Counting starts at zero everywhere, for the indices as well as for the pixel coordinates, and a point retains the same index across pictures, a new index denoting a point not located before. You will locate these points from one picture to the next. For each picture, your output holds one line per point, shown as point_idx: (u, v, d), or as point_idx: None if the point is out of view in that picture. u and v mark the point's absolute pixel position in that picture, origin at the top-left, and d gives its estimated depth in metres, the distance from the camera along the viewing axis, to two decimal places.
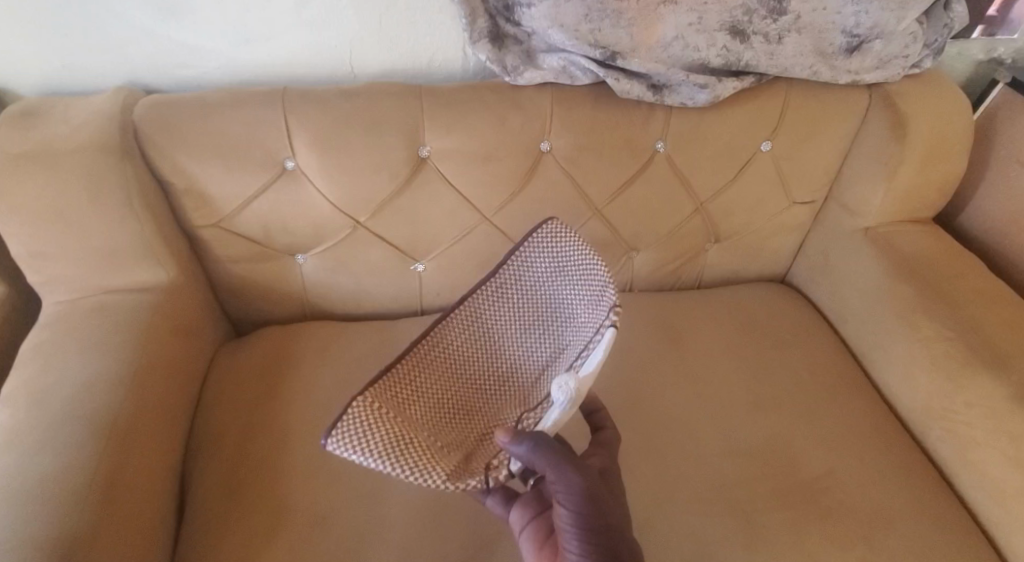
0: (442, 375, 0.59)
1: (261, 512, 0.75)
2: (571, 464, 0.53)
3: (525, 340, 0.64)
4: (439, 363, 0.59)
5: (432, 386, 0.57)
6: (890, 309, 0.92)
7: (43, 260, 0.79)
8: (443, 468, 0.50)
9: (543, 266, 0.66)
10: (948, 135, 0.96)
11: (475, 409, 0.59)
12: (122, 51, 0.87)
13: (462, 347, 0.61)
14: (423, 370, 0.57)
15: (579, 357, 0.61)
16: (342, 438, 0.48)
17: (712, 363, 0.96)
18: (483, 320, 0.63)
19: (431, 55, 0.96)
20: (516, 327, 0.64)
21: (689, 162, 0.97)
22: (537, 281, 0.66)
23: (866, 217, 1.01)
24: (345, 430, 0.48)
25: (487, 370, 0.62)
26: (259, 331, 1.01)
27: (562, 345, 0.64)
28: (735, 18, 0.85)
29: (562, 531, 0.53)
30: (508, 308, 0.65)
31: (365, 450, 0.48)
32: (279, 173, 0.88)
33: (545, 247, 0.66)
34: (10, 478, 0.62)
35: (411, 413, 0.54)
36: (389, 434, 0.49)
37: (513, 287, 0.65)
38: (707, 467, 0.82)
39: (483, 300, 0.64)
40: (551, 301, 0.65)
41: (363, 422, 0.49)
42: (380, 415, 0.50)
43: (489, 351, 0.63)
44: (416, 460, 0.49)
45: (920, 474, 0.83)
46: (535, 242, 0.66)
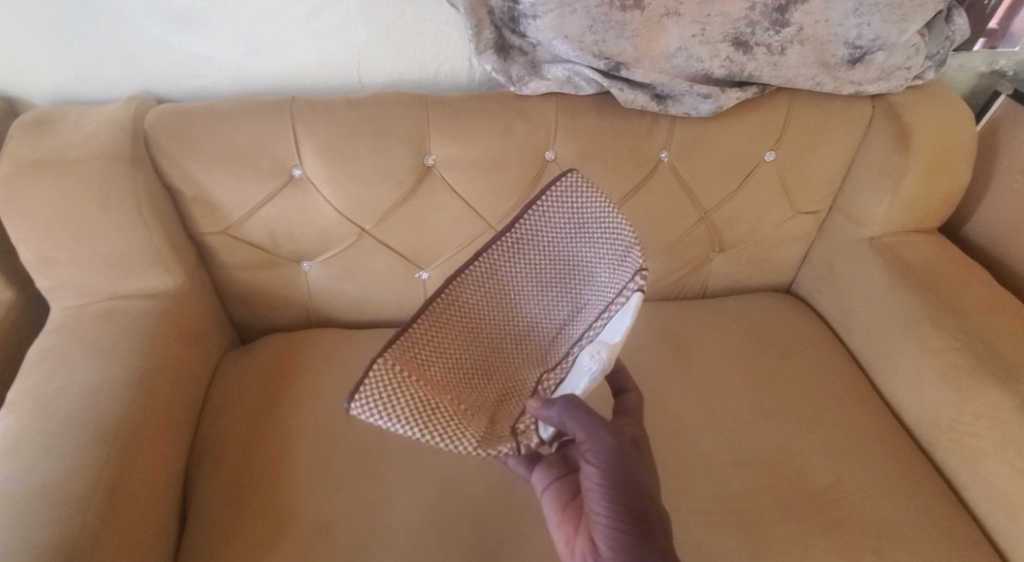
0: (460, 334, 0.59)
1: (265, 518, 0.75)
2: (602, 424, 0.56)
3: (544, 298, 0.64)
4: (457, 320, 0.59)
5: (452, 345, 0.57)
6: (896, 319, 0.92)
7: (51, 265, 0.80)
8: (469, 432, 0.52)
9: (562, 222, 0.64)
10: (952, 146, 0.96)
11: (494, 368, 0.60)
12: (135, 61, 0.88)
13: (480, 304, 0.61)
14: (442, 329, 0.57)
15: (601, 319, 0.61)
16: (365, 404, 0.49)
17: (716, 372, 0.95)
18: (501, 276, 0.62)
19: (437, 66, 0.98)
20: (534, 284, 0.64)
21: (694, 172, 0.97)
22: (557, 237, 0.64)
23: (871, 227, 1.02)
24: (369, 396, 0.50)
25: (505, 328, 0.62)
26: (264, 338, 1.02)
27: (580, 305, 0.64)
28: (738, 30, 0.85)
29: (590, 490, 0.55)
30: (527, 266, 0.63)
31: (390, 416, 0.50)
32: (286, 181, 0.88)
33: (566, 203, 0.64)
34: (14, 482, 0.62)
35: (433, 373, 0.54)
36: (413, 399, 0.51)
37: (534, 242, 0.63)
38: (712, 476, 0.81)
39: (501, 255, 0.62)
40: (570, 260, 0.65)
41: (387, 389, 0.50)
42: (403, 378, 0.51)
43: (506, 308, 0.62)
44: (440, 424, 0.51)
45: (927, 485, 0.82)
46: (556, 197, 0.64)
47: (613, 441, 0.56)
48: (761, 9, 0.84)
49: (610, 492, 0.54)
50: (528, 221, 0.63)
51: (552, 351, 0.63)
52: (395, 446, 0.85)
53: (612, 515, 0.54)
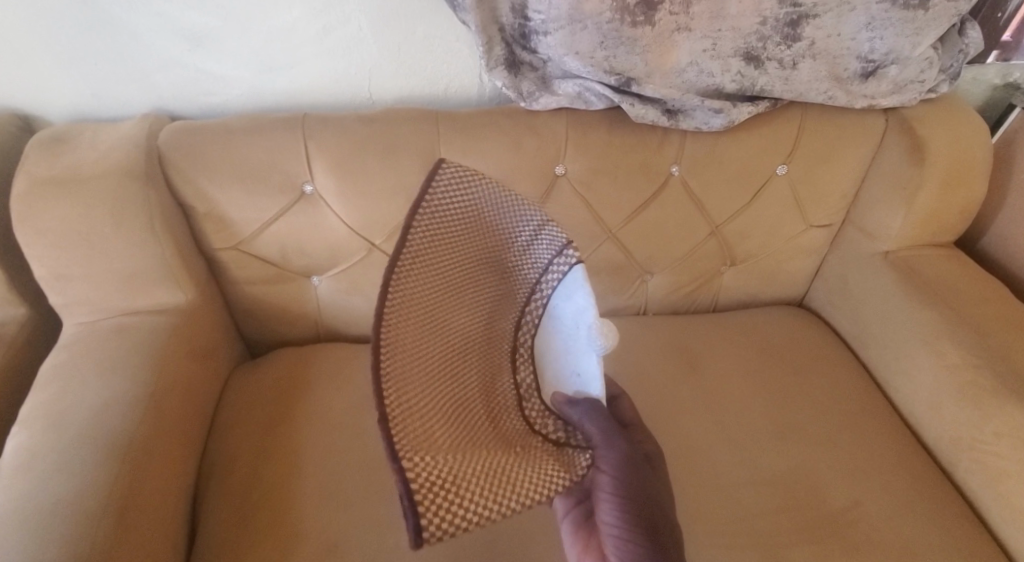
0: (426, 383, 0.43)
1: (275, 538, 0.75)
2: (617, 433, 0.59)
3: (474, 293, 0.54)
4: (418, 363, 0.43)
5: (430, 395, 0.43)
6: (913, 335, 0.91)
7: (65, 282, 0.80)
8: (537, 475, 0.45)
9: (458, 206, 0.53)
10: (967, 159, 0.95)
11: (468, 399, 0.49)
12: (149, 80, 0.89)
13: (421, 329, 0.45)
14: (410, 381, 0.42)
15: (538, 302, 0.60)
16: (438, 527, 0.36)
17: (729, 389, 0.94)
18: (423, 283, 0.47)
19: (448, 82, 0.98)
20: (462, 282, 0.53)
21: (705, 185, 0.97)
22: (463, 227, 0.53)
23: (885, 241, 1.00)
24: (433, 515, 0.36)
25: (451, 343, 0.49)
26: (274, 353, 1.02)
27: (510, 291, 0.59)
28: (750, 44, 0.85)
29: (603, 497, 0.59)
30: (443, 263, 0.50)
31: (467, 514, 0.38)
32: (297, 197, 0.89)
33: (454, 192, 0.52)
34: (25, 502, 0.62)
35: (447, 443, 0.41)
36: (470, 482, 0.39)
37: (445, 240, 0.50)
38: (727, 497, 0.80)
39: (414, 267, 0.46)
40: (482, 255, 0.55)
41: (442, 490, 0.37)
42: (446, 468, 0.38)
43: (443, 318, 0.49)
44: (512, 482, 0.43)
45: (948, 507, 0.80)
46: (448, 186, 0.52)
47: (626, 450, 0.60)
48: (772, 23, 0.83)
49: (620, 500, 0.59)
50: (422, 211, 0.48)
51: (499, 352, 0.57)
52: None
53: (622, 524, 0.58)
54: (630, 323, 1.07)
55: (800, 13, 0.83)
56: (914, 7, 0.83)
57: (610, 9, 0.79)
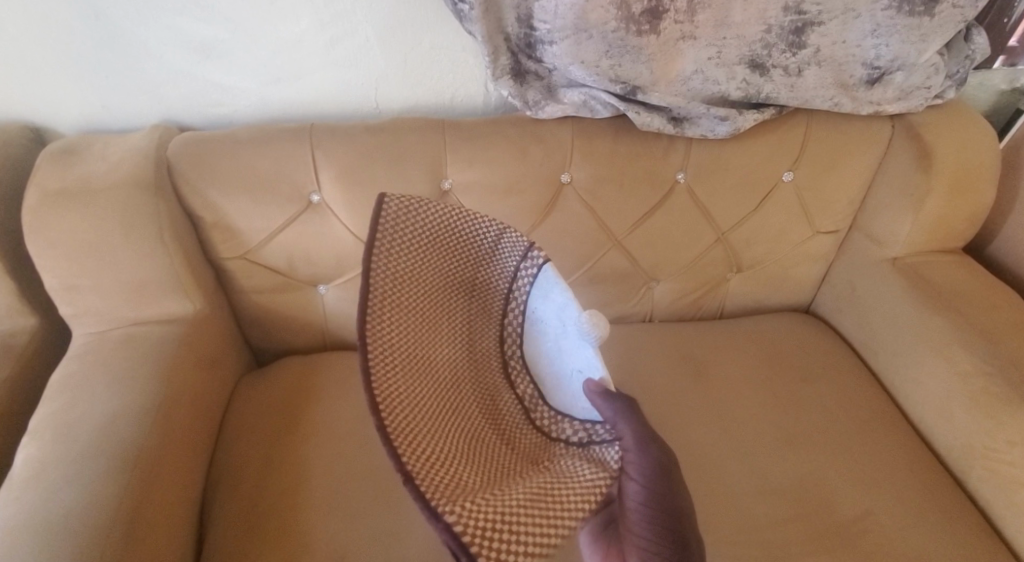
0: (428, 423, 0.48)
1: (283, 548, 0.74)
2: (651, 439, 0.56)
3: (449, 323, 0.59)
4: (416, 411, 0.48)
5: (437, 437, 0.48)
6: (922, 342, 0.90)
7: (74, 292, 0.81)
8: (564, 479, 0.49)
9: (414, 247, 0.57)
10: (975, 165, 0.95)
11: (472, 426, 0.53)
12: (158, 92, 0.90)
13: (410, 376, 0.50)
14: (416, 427, 0.47)
15: (514, 310, 0.65)
16: (497, 561, 0.40)
17: (737, 396, 0.94)
18: (399, 332, 0.52)
19: (454, 91, 0.99)
20: (439, 317, 0.58)
21: (711, 192, 0.97)
22: (422, 267, 0.57)
23: (893, 248, 1.00)
24: (488, 552, 0.40)
25: (442, 380, 0.54)
26: (281, 362, 1.02)
27: (484, 312, 0.64)
28: (754, 52, 0.85)
29: (630, 509, 0.54)
30: (412, 307, 0.55)
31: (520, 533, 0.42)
32: (305, 206, 0.89)
33: (399, 232, 0.57)
34: (34, 514, 0.62)
35: (471, 480, 0.46)
36: (512, 508, 0.43)
37: (410, 287, 0.55)
38: (738, 506, 0.79)
39: (389, 321, 0.51)
40: (445, 284, 0.60)
41: (490, 520, 0.41)
42: (486, 500, 0.43)
43: (426, 356, 0.54)
44: (548, 493, 0.47)
45: (961, 516, 0.79)
46: (397, 232, 0.56)
47: (661, 458, 0.56)
48: (777, 31, 0.84)
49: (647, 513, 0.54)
50: (373, 261, 0.53)
51: (489, 370, 0.62)
52: None
53: (649, 537, 0.53)
54: (636, 330, 1.07)
55: (805, 21, 0.83)
56: (919, 14, 0.83)
57: (615, 19, 0.80)
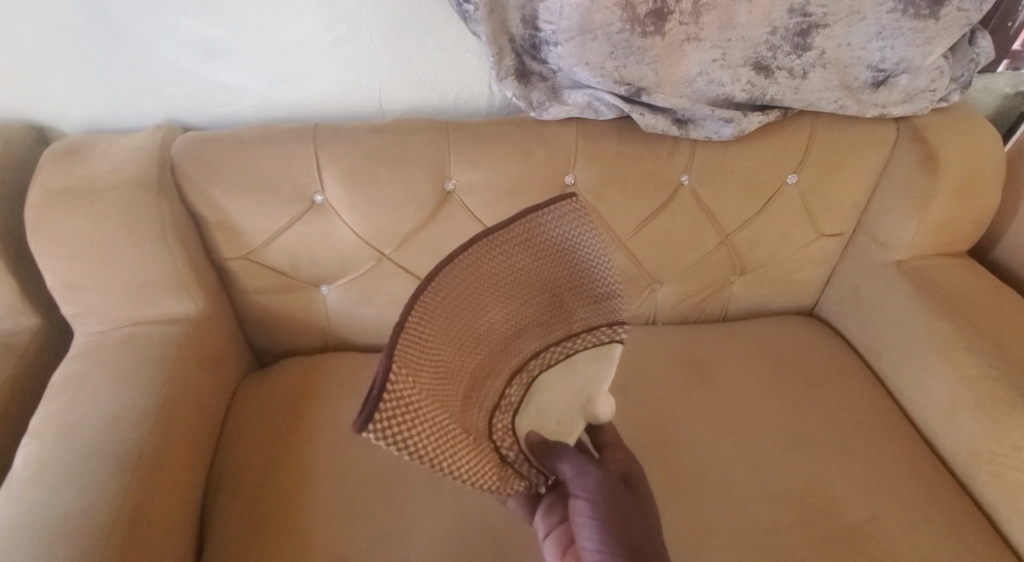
0: (448, 337, 0.45)
1: (283, 550, 0.74)
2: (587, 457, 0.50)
3: (512, 298, 0.51)
4: (436, 315, 0.44)
5: (435, 348, 0.43)
6: (928, 345, 0.90)
7: (77, 292, 0.81)
8: (479, 464, 0.43)
9: (553, 239, 0.55)
10: (980, 168, 0.95)
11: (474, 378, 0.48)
12: (163, 92, 0.90)
13: (454, 299, 0.46)
14: (437, 331, 0.43)
15: (580, 344, 0.56)
16: (383, 435, 0.36)
17: (741, 400, 0.93)
18: (478, 276, 0.48)
19: (458, 92, 0.99)
20: (508, 287, 0.51)
21: (715, 195, 0.96)
22: (535, 246, 0.53)
23: (897, 250, 1.00)
24: (385, 425, 0.36)
25: (474, 332, 0.48)
26: (282, 363, 1.02)
27: (551, 319, 0.55)
28: (760, 54, 0.85)
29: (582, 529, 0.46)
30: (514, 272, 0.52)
31: (411, 445, 0.37)
32: (308, 207, 0.89)
33: (562, 222, 0.55)
34: (34, 514, 0.61)
35: (425, 384, 0.40)
36: (430, 425, 0.39)
37: (514, 247, 0.51)
38: (741, 510, 0.79)
39: (475, 256, 0.48)
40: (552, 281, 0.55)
41: (407, 412, 0.37)
42: (420, 402, 0.39)
43: (477, 311, 0.48)
44: (454, 459, 0.40)
45: (966, 521, 0.79)
46: (549, 216, 0.54)
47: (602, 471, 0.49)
48: (782, 33, 0.84)
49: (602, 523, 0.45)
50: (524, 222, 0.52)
51: None
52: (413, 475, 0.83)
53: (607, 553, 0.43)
54: (639, 333, 1.07)
55: (810, 23, 0.83)
56: (925, 17, 0.83)
57: (620, 20, 0.80)
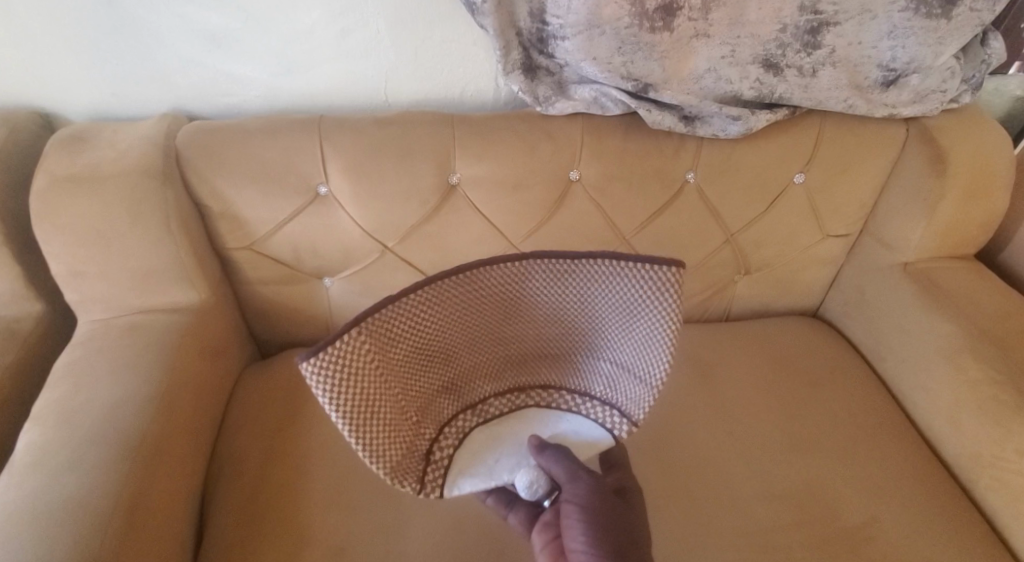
0: (441, 320, 0.57)
1: (282, 540, 0.74)
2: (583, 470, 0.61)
3: (536, 328, 0.63)
4: (455, 305, 0.57)
5: (437, 330, 0.57)
6: (932, 348, 0.89)
7: (82, 279, 0.81)
8: (397, 434, 0.56)
9: (619, 295, 0.59)
10: (989, 170, 0.94)
11: (456, 358, 0.61)
12: (169, 81, 0.90)
13: (483, 303, 0.58)
14: (432, 314, 0.55)
15: (573, 400, 0.67)
16: (316, 376, 0.48)
17: (742, 399, 0.93)
18: (517, 285, 0.58)
19: (464, 86, 0.98)
20: (540, 319, 0.62)
21: (721, 193, 0.96)
22: (597, 296, 0.59)
23: (904, 252, 0.99)
24: (323, 368, 0.48)
25: (492, 336, 0.62)
26: (284, 354, 1.02)
27: (566, 361, 0.66)
28: (769, 51, 0.84)
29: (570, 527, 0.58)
30: (549, 296, 0.60)
31: (333, 394, 0.49)
32: (312, 198, 0.89)
33: (637, 285, 0.57)
34: (36, 498, 0.62)
35: (400, 345, 0.54)
36: (365, 389, 0.51)
37: (572, 290, 0.59)
38: (740, 510, 0.79)
39: (528, 281, 0.58)
40: (593, 320, 0.62)
41: (345, 368, 0.49)
42: (363, 367, 0.51)
43: (499, 311, 0.60)
44: (371, 420, 0.52)
45: (966, 525, 0.78)
46: (629, 281, 0.57)
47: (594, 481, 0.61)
48: (792, 31, 0.83)
49: (587, 524, 0.57)
50: (600, 263, 0.56)
51: (523, 369, 0.66)
52: None
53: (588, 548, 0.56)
54: None
55: (821, 21, 0.82)
56: (937, 17, 0.82)
57: (628, 14, 0.79)
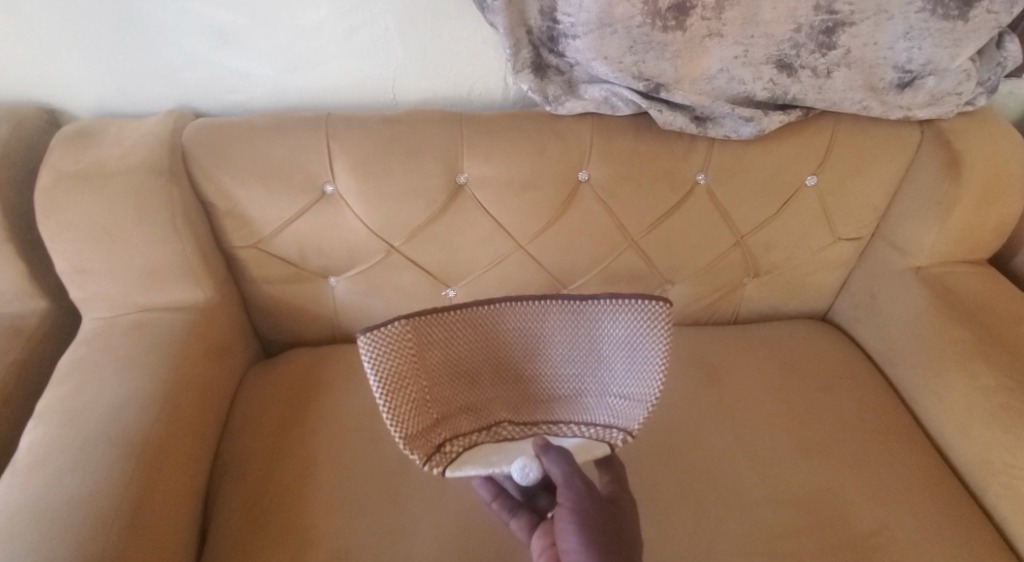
0: (473, 342, 0.62)
1: (286, 541, 0.74)
2: (580, 475, 0.60)
3: (555, 362, 0.65)
4: (483, 326, 0.62)
5: (466, 349, 0.62)
6: (946, 353, 0.88)
7: (87, 276, 0.80)
8: (416, 416, 0.60)
9: (620, 333, 0.61)
10: (1005, 174, 0.93)
11: (480, 381, 0.64)
12: (176, 77, 0.89)
13: (509, 332, 0.63)
14: (464, 332, 0.61)
15: (583, 431, 0.65)
16: (366, 344, 0.56)
17: (751, 404, 0.92)
18: (539, 319, 0.62)
19: (472, 84, 0.97)
20: (559, 355, 0.64)
21: (731, 195, 0.95)
22: (608, 335, 0.62)
23: (917, 257, 0.98)
24: (373, 339, 0.56)
25: (514, 370, 0.65)
26: (288, 353, 1.01)
27: (580, 400, 0.65)
28: (783, 52, 0.83)
29: (563, 532, 0.58)
30: (567, 335, 0.63)
31: (375, 363, 0.56)
32: (319, 197, 0.88)
33: (631, 321, 0.59)
34: (40, 497, 0.61)
35: (433, 351, 0.60)
36: (399, 369, 0.57)
37: (585, 326, 0.62)
38: (749, 516, 0.78)
39: (549, 315, 0.62)
40: (603, 363, 0.63)
41: (390, 345, 0.56)
42: (402, 350, 0.57)
43: (521, 344, 0.64)
44: (396, 397, 0.57)
45: (979, 533, 0.77)
46: (630, 320, 0.59)
47: (588, 487, 0.60)
48: (807, 31, 0.82)
49: (579, 528, 0.58)
50: (607, 302, 0.60)
51: (538, 408, 0.66)
52: (417, 471, 0.82)
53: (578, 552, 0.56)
54: None
55: (836, 21, 0.81)
56: (954, 18, 0.81)
57: (641, 13, 0.78)
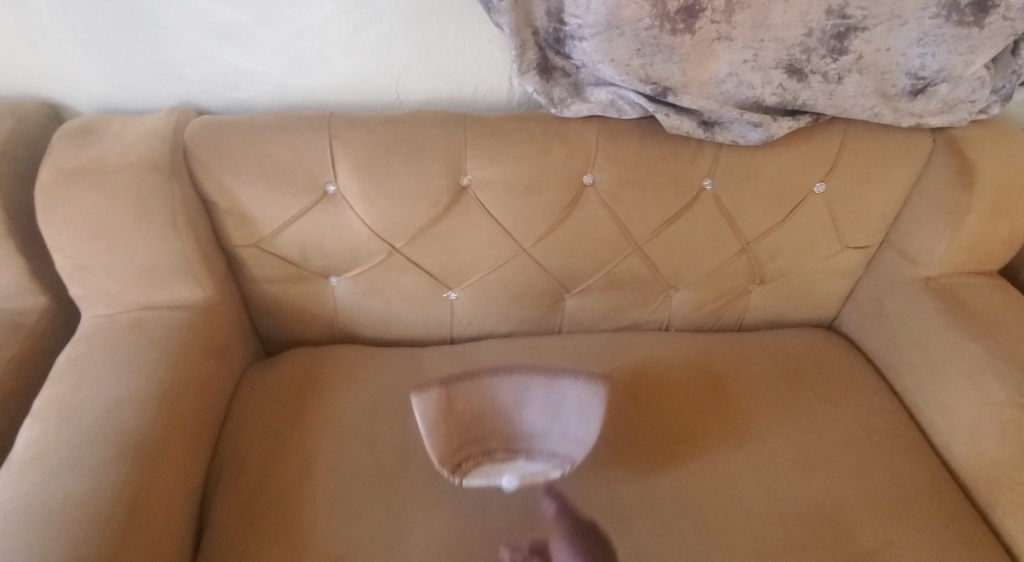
0: (478, 407, 0.80)
1: (281, 544, 0.73)
2: None
3: (528, 423, 0.80)
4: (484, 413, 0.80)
5: (471, 424, 0.79)
6: (955, 366, 0.86)
7: (86, 273, 0.80)
8: (441, 445, 0.76)
9: (574, 402, 0.79)
10: (1019, 184, 0.91)
11: (481, 448, 0.79)
12: (178, 74, 0.89)
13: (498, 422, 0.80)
14: (470, 400, 0.79)
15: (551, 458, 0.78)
16: (420, 394, 0.76)
17: (755, 413, 0.91)
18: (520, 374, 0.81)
19: (477, 85, 0.96)
20: (533, 419, 0.80)
21: (738, 201, 0.93)
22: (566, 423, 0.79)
23: (926, 267, 0.96)
24: (421, 395, 0.76)
25: (502, 413, 0.81)
26: (288, 353, 1.00)
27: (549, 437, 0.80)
28: (794, 56, 0.82)
29: None
30: (538, 382, 0.80)
31: (421, 400, 0.76)
32: (320, 196, 0.87)
33: (581, 385, 0.79)
34: (33, 496, 0.61)
35: (451, 437, 0.78)
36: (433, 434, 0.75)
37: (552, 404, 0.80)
38: (751, 528, 0.76)
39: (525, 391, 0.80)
40: (565, 408, 0.79)
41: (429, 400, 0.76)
42: (437, 398, 0.77)
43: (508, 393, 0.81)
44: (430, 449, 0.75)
45: (986, 550, 0.76)
46: (586, 394, 0.78)
47: None
48: (818, 35, 0.80)
49: None
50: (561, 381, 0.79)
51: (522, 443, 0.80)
52: (415, 475, 0.81)
53: None
54: (650, 338, 1.04)
55: (848, 26, 0.79)
56: (968, 25, 0.79)
57: (649, 15, 0.77)
